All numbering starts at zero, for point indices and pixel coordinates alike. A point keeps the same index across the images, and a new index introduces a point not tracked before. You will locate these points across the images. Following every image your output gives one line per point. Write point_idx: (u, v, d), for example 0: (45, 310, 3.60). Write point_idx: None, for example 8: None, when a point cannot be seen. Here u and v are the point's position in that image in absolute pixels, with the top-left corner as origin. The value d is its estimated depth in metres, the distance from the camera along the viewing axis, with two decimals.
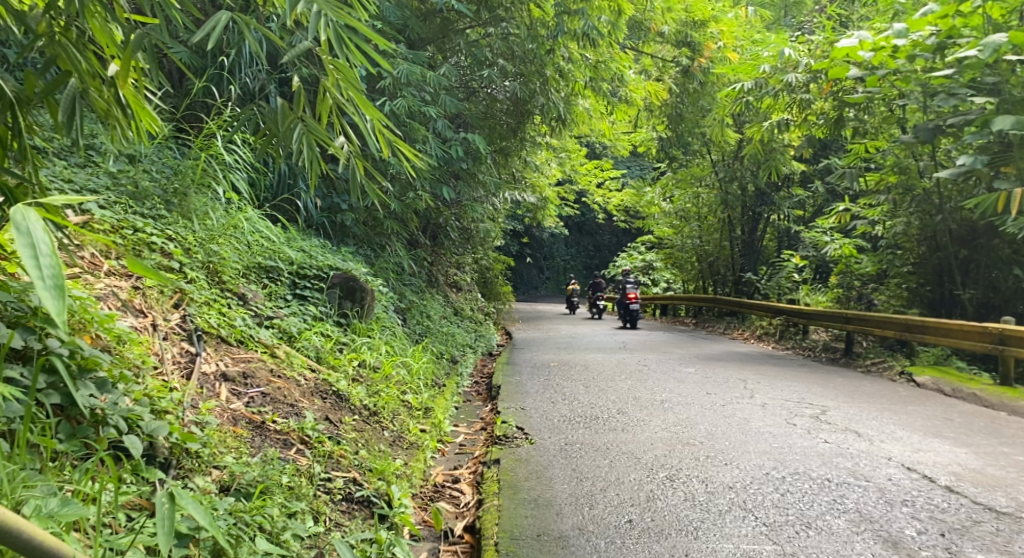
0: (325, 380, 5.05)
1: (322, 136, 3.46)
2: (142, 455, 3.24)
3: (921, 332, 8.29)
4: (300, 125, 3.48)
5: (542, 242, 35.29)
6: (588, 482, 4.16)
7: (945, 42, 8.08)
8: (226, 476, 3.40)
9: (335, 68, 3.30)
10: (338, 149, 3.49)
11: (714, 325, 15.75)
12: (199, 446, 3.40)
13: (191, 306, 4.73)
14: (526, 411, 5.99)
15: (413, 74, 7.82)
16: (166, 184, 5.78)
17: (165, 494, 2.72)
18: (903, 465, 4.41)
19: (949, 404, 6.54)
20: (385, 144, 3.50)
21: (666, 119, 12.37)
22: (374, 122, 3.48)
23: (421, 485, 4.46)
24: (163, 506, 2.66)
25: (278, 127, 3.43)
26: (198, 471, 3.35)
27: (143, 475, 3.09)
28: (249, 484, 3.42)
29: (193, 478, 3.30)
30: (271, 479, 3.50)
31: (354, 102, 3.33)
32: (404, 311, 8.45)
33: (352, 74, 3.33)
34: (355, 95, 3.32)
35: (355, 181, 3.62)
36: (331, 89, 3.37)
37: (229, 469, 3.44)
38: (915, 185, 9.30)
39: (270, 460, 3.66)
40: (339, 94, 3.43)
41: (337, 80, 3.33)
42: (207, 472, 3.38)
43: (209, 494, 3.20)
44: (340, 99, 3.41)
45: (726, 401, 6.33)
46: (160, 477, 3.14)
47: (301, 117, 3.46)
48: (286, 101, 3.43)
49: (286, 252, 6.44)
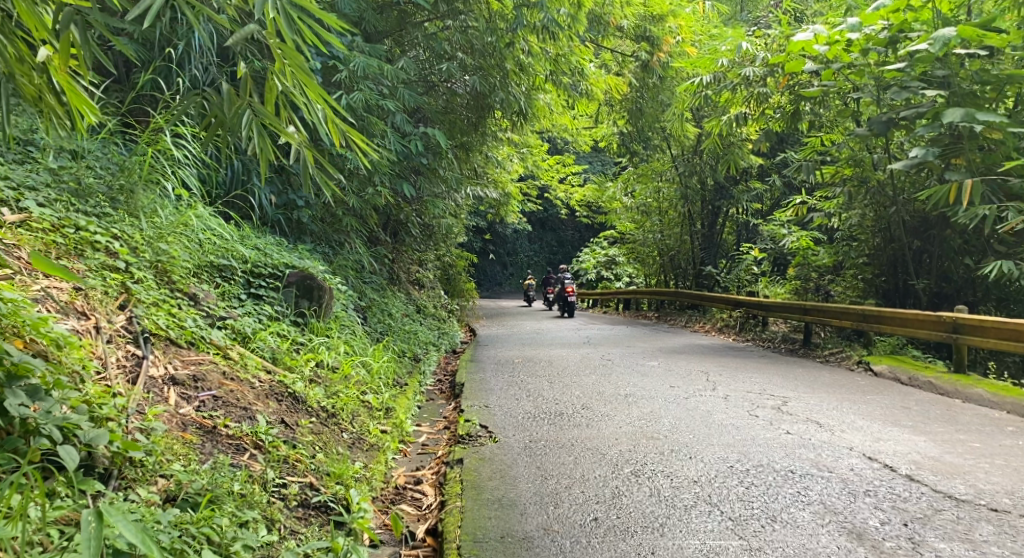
0: (281, 382, 4.91)
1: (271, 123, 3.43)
2: (79, 466, 3.09)
3: (878, 322, 8.37)
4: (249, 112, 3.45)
5: (505, 238, 35.23)
6: (553, 480, 4.07)
7: (897, 36, 8.23)
8: (172, 485, 3.26)
9: (283, 52, 3.31)
10: (289, 138, 3.45)
11: (675, 318, 15.82)
12: (143, 455, 3.26)
13: (138, 307, 4.58)
14: (490, 409, 5.90)
15: (369, 67, 7.68)
16: (111, 180, 5.58)
17: (93, 511, 2.77)
18: (864, 455, 4.40)
19: (907, 393, 6.59)
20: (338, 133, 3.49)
21: (626, 114, 12.36)
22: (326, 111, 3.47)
23: (382, 488, 4.34)
24: (90, 525, 2.72)
25: (226, 113, 3.40)
26: (142, 481, 3.20)
27: (78, 488, 2.98)
28: (199, 493, 3.29)
29: (136, 489, 3.15)
30: (220, 487, 3.37)
31: (305, 87, 3.33)
32: (363, 309, 8.29)
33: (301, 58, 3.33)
34: (305, 79, 3.32)
35: (306, 174, 3.59)
36: (279, 75, 3.36)
37: (175, 478, 3.29)
38: (870, 176, 9.36)
39: (218, 468, 3.51)
40: (288, 82, 3.42)
41: (285, 64, 3.33)
42: (152, 481, 3.23)
43: (153, 506, 3.10)
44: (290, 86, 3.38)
45: (689, 394, 6.30)
46: (97, 490, 3.02)
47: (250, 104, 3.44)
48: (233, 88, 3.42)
49: (239, 250, 6.26)
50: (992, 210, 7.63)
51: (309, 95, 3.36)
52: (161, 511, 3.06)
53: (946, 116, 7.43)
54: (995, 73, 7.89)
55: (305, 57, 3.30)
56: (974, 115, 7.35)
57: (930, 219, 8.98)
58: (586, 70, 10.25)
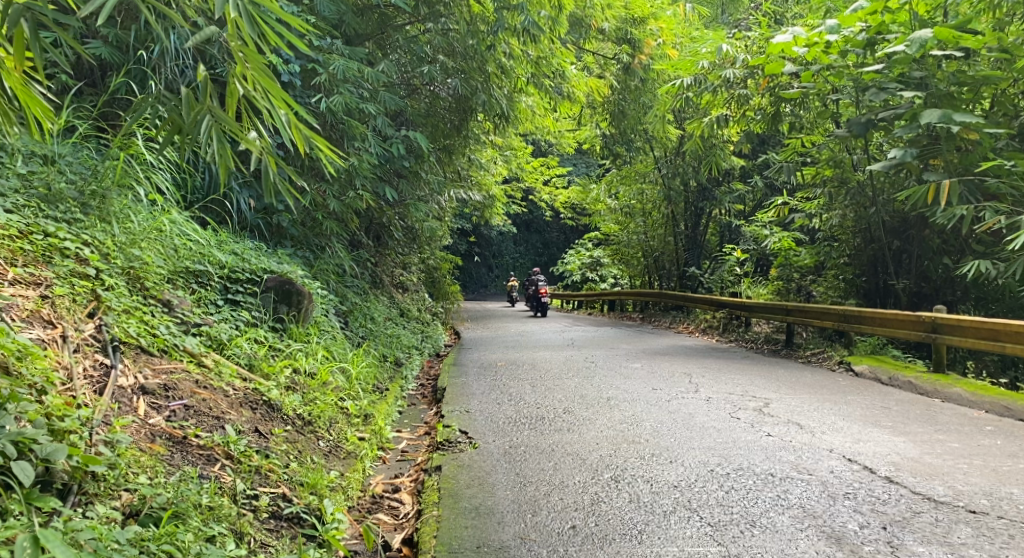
0: (257, 389, 4.85)
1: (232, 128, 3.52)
2: (35, 481, 3.05)
3: (859, 322, 8.39)
4: (209, 117, 3.53)
5: (490, 241, 35.20)
6: (531, 487, 4.03)
7: (875, 38, 8.26)
8: (136, 500, 3.23)
9: (244, 55, 3.42)
10: (249, 143, 3.51)
11: (659, 319, 15.83)
12: (105, 469, 3.23)
13: (108, 314, 4.57)
14: (470, 414, 5.85)
15: (349, 70, 7.63)
16: (82, 186, 5.45)
17: (29, 538, 2.72)
18: (843, 457, 4.38)
19: (888, 394, 6.59)
20: (300, 138, 3.60)
21: (608, 116, 12.35)
22: (288, 116, 3.59)
23: (358, 496, 4.28)
24: (24, 552, 2.67)
25: (186, 118, 3.47)
26: (104, 496, 3.18)
27: (35, 504, 2.92)
28: (162, 508, 3.26)
29: (97, 505, 3.13)
30: (185, 502, 3.33)
31: (266, 90, 3.44)
32: (345, 314, 8.22)
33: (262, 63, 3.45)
34: (267, 83, 3.44)
35: (268, 178, 3.65)
36: (240, 79, 3.47)
37: (137, 493, 3.26)
38: (850, 178, 9.42)
39: (183, 481, 3.46)
40: (249, 87, 3.53)
41: (247, 67, 3.44)
42: (114, 496, 3.20)
43: (112, 523, 3.05)
44: (251, 90, 3.45)
45: (671, 397, 6.28)
46: (55, 506, 2.97)
47: (209, 109, 3.51)
48: (191, 92, 3.49)
49: (216, 255, 6.18)
50: (969, 210, 7.68)
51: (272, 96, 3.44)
52: (118, 528, 3.02)
53: (924, 117, 7.47)
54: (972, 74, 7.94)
55: (266, 61, 3.42)
56: (951, 116, 7.40)
57: (910, 219, 9.00)
58: (568, 72, 10.22)
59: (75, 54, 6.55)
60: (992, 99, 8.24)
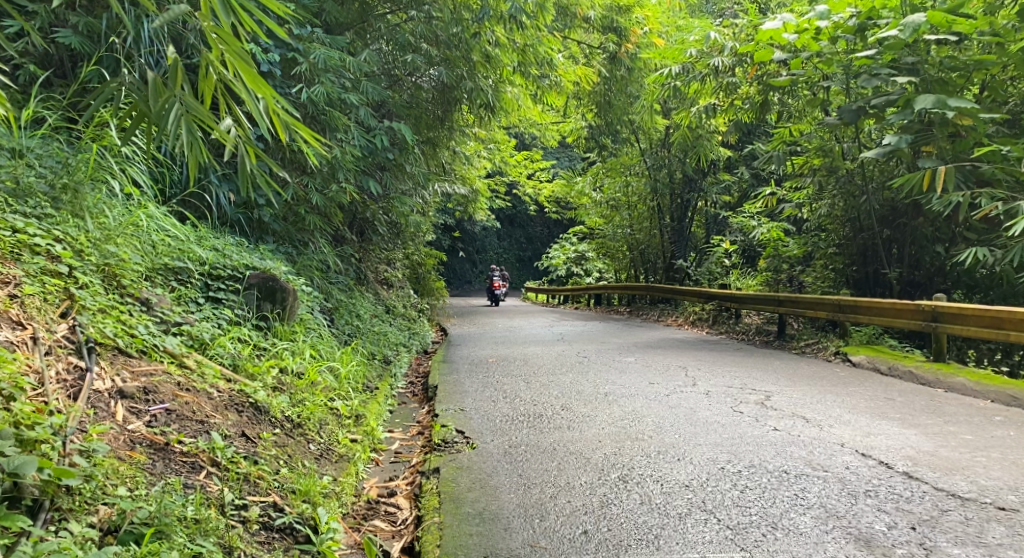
0: (242, 391, 4.61)
1: (205, 118, 3.43)
2: (2, 498, 2.81)
3: (853, 311, 8.25)
4: (179, 106, 3.42)
5: (473, 236, 34.91)
6: (536, 489, 3.83)
7: (866, 23, 8.06)
8: (114, 514, 3.00)
9: (217, 37, 3.30)
10: (222, 133, 3.43)
11: (647, 312, 15.67)
12: (79, 482, 3.00)
13: (82, 314, 4.37)
14: (465, 412, 5.63)
15: (331, 60, 7.39)
16: (53, 180, 5.23)
17: None
18: (857, 452, 4.21)
19: (887, 384, 6.45)
20: (280, 129, 3.51)
21: (595, 107, 12.04)
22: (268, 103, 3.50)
23: (353, 502, 4.07)
24: None
25: (154, 108, 3.36)
26: (79, 512, 2.95)
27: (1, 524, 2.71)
28: (143, 523, 3.03)
29: (72, 521, 2.91)
30: (169, 516, 3.10)
31: (242, 76, 3.33)
32: (331, 311, 7.98)
33: (239, 45, 3.34)
34: (243, 68, 3.32)
35: (245, 166, 3.56)
36: (214, 63, 3.35)
37: (116, 507, 3.02)
38: (839, 166, 9.31)
39: (166, 493, 3.23)
40: (223, 71, 3.41)
41: (221, 51, 3.33)
42: (91, 511, 2.97)
43: (88, 542, 2.85)
44: (226, 75, 3.38)
45: (670, 392, 6.10)
46: (25, 525, 2.76)
47: (178, 96, 3.42)
48: (160, 76, 3.39)
49: (196, 251, 5.93)
50: (965, 197, 7.52)
51: (247, 82, 3.34)
52: (95, 550, 2.82)
53: (918, 102, 7.33)
54: (965, 59, 7.81)
55: (242, 45, 3.31)
56: (945, 101, 7.26)
57: (902, 207, 8.88)
58: (554, 61, 9.98)
59: (44, 45, 6.29)
60: (983, 85, 8.11)
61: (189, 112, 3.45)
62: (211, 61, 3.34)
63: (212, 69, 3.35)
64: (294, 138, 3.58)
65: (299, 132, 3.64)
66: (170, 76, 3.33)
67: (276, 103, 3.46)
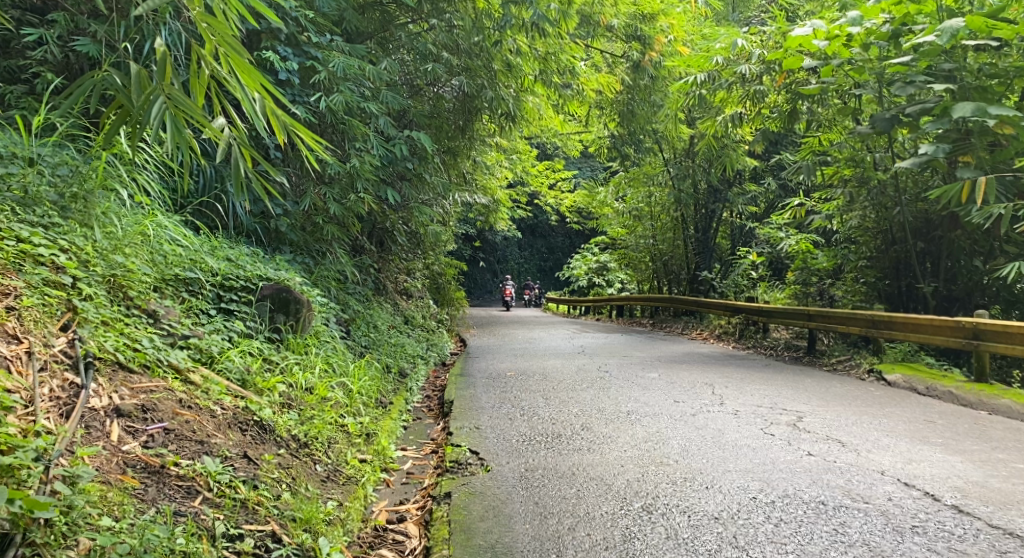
0: (247, 408, 4.42)
1: (196, 115, 3.25)
2: None
3: (888, 327, 7.90)
4: (163, 100, 3.23)
5: (495, 246, 34.72)
6: (554, 520, 3.60)
7: (900, 29, 7.77)
8: (92, 550, 2.86)
9: (209, 27, 3.15)
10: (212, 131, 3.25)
11: (671, 325, 15.34)
12: (55, 513, 2.87)
13: (84, 327, 4.21)
14: (481, 431, 5.40)
15: (350, 68, 7.24)
16: (63, 189, 5.10)
17: None
18: (899, 481, 3.92)
19: (926, 405, 6.12)
20: (278, 128, 3.36)
21: (617, 116, 11.69)
22: (263, 101, 3.35)
23: (359, 529, 3.87)
24: None
25: (134, 104, 3.16)
26: (57, 546, 2.83)
27: None
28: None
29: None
30: (154, 552, 2.97)
31: (236, 70, 3.18)
32: (347, 322, 7.79)
33: (231, 38, 3.19)
34: (237, 62, 3.17)
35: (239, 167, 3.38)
36: (207, 57, 3.20)
37: (94, 542, 2.89)
38: (871, 177, 9.01)
39: (153, 524, 3.09)
40: (217, 66, 3.25)
41: (213, 43, 3.18)
42: (69, 545, 2.86)
43: None
44: (219, 72, 3.21)
45: (696, 411, 5.82)
46: None
47: (165, 91, 3.23)
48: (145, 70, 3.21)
49: (207, 261, 5.77)
50: (1007, 209, 7.14)
51: (240, 76, 3.19)
52: None
53: (957, 110, 7.00)
54: (1006, 65, 7.48)
55: (235, 37, 3.15)
56: (985, 109, 6.94)
57: (938, 219, 8.54)
58: (577, 69, 9.76)
59: (62, 52, 6.18)
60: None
61: (176, 108, 3.25)
62: (202, 54, 3.18)
63: (205, 63, 3.19)
64: (292, 138, 3.43)
65: (298, 133, 3.47)
66: (158, 69, 3.15)
67: (273, 100, 3.31)
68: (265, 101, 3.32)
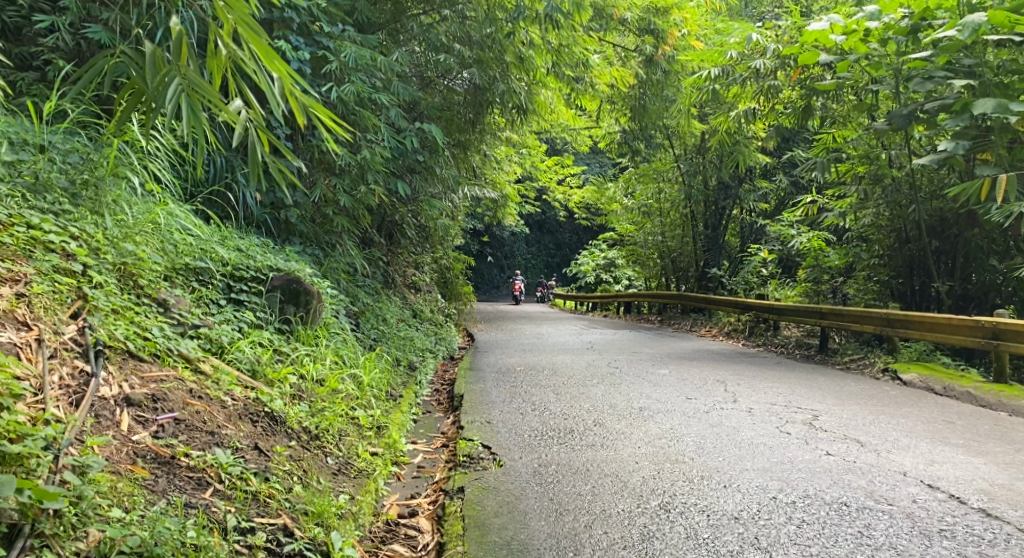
0: (257, 399, 4.36)
1: (212, 97, 3.17)
2: None
3: (902, 326, 7.80)
4: (178, 82, 3.15)
5: (502, 241, 34.66)
6: (570, 517, 3.54)
7: (919, 24, 7.57)
8: (102, 542, 2.81)
9: (226, 6, 3.07)
10: (230, 114, 3.17)
11: (679, 321, 15.25)
12: (63, 505, 2.82)
13: (94, 315, 4.16)
14: (492, 425, 5.33)
15: (362, 58, 7.17)
16: (73, 175, 5.06)
17: None
18: (923, 482, 3.85)
19: (943, 405, 6.02)
20: (297, 110, 3.28)
21: (629, 111, 11.58)
22: (281, 82, 3.28)
23: (372, 523, 3.81)
24: None
25: (149, 86, 3.08)
26: (66, 538, 2.78)
27: None
28: (131, 554, 2.83)
29: (53, 550, 2.73)
30: (164, 545, 2.91)
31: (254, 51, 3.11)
32: (356, 315, 7.74)
33: (249, 17, 3.11)
34: (256, 42, 3.09)
35: (257, 151, 3.32)
36: (224, 37, 3.12)
37: (104, 534, 2.83)
38: (885, 174, 8.90)
39: (163, 517, 3.04)
40: (234, 46, 3.17)
41: (231, 23, 3.10)
42: (78, 536, 2.80)
43: None
44: (237, 52, 3.13)
45: (709, 408, 5.75)
46: None
47: (180, 72, 3.14)
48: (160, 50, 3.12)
49: (218, 251, 5.71)
50: None
51: (259, 57, 3.11)
52: None
53: (977, 107, 6.85)
54: None
55: (254, 17, 3.08)
56: (1006, 106, 6.79)
57: (954, 217, 8.44)
58: (589, 62, 9.67)
59: (74, 40, 6.13)
60: None
61: (191, 90, 3.17)
62: (221, 34, 3.10)
63: (222, 42, 3.11)
64: (311, 120, 3.36)
65: (317, 116, 3.41)
66: (173, 49, 3.06)
67: (292, 81, 3.25)
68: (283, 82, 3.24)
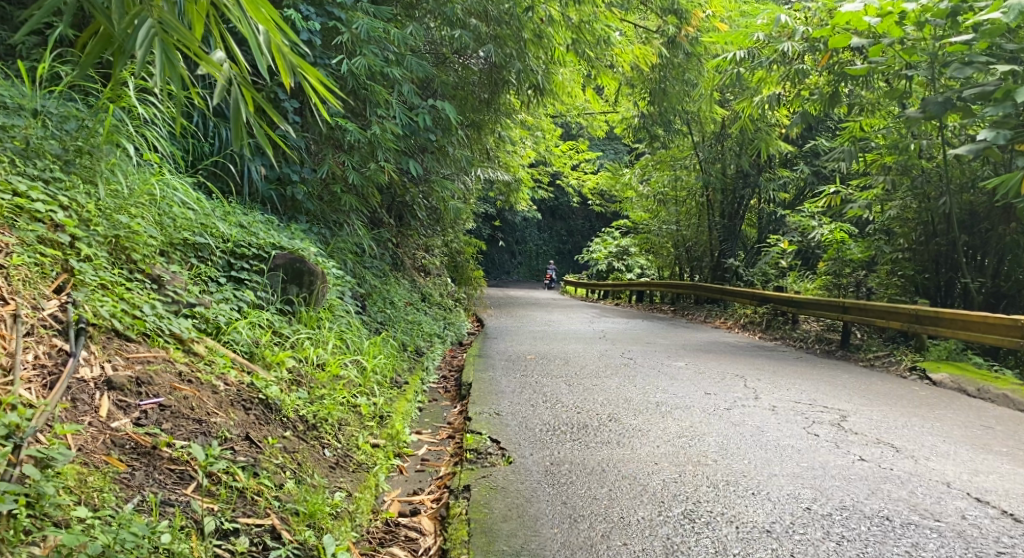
0: (252, 385, 4.07)
1: (192, 45, 2.85)
2: None
3: (933, 323, 7.41)
4: (151, 24, 2.82)
5: (514, 226, 34.39)
6: (585, 525, 3.28)
7: (960, 6, 7.07)
8: (58, 549, 2.59)
9: None
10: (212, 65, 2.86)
11: (693, 312, 14.89)
12: (12, 506, 2.58)
13: (79, 290, 3.88)
14: (501, 417, 5.03)
15: (375, 29, 6.80)
16: (68, 142, 4.77)
17: None
18: (972, 496, 3.59)
19: (979, 409, 5.68)
20: (285, 68, 3.01)
21: (648, 95, 11.06)
22: (268, 34, 3.00)
23: (370, 524, 3.55)
24: None
25: (118, 27, 2.75)
26: (18, 543, 2.56)
27: None
28: None
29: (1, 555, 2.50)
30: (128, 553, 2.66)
31: None
32: (363, 297, 7.45)
33: None
34: None
35: (238, 111, 3.01)
36: None
37: (60, 540, 2.61)
38: (914, 165, 8.51)
39: (133, 520, 2.79)
40: None
41: None
42: (32, 541, 2.58)
43: None
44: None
45: (730, 405, 5.44)
46: None
47: (154, 14, 2.82)
48: None
49: (218, 226, 5.41)
50: None
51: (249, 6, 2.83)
52: None
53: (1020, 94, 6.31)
54: None
55: None
56: None
57: (988, 211, 8.04)
58: (611, 40, 9.26)
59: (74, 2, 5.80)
60: None
61: (166, 33, 2.85)
62: None
63: None
64: (299, 81, 3.09)
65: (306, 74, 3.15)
66: None
67: (280, 33, 2.97)
68: (271, 34, 2.97)
